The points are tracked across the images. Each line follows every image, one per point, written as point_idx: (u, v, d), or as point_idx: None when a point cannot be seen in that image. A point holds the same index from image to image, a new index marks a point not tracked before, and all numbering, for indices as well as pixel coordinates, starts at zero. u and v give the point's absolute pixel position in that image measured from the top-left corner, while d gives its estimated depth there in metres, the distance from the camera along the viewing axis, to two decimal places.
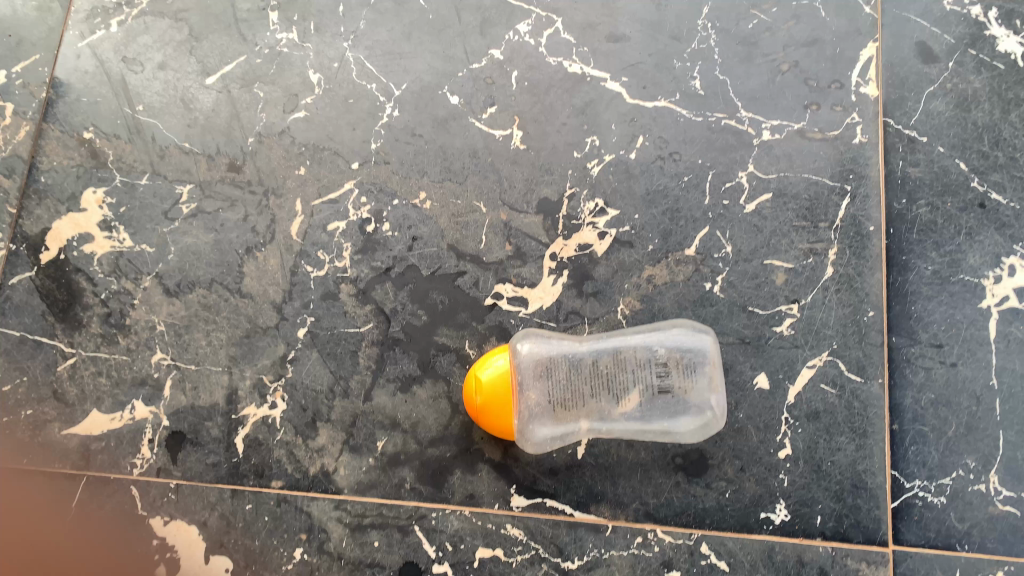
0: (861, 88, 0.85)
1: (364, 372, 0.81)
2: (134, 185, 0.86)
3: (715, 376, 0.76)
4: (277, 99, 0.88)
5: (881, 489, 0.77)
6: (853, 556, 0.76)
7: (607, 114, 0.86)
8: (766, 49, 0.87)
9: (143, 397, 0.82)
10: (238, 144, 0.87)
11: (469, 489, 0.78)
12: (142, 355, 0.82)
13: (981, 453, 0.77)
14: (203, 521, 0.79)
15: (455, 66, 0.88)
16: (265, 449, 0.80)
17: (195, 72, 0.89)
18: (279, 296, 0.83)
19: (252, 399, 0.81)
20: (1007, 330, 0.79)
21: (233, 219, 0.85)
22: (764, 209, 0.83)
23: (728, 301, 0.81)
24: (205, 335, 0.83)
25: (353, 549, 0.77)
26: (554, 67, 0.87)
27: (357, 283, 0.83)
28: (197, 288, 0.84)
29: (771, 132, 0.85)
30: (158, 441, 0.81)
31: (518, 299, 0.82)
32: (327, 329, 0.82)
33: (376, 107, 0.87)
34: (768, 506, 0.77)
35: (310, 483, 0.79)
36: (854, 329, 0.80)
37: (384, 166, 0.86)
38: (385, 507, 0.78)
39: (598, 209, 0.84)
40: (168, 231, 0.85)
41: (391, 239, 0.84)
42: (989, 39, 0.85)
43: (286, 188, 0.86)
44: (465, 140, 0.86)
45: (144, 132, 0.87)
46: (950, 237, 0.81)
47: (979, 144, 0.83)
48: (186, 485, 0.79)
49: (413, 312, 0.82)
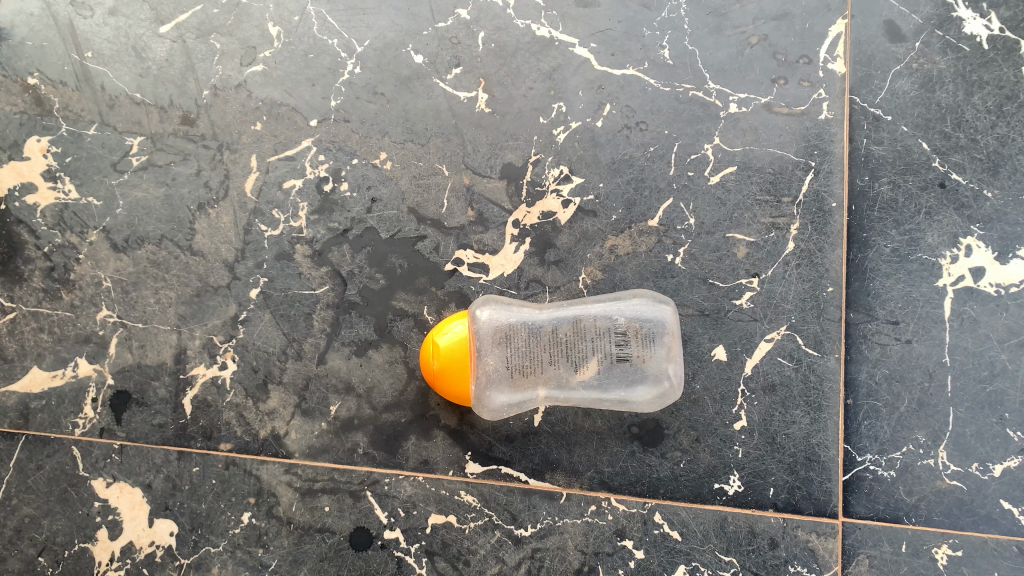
0: (828, 64, 0.85)
1: (319, 335, 0.79)
2: (81, 134, 0.83)
3: (673, 345, 0.76)
4: (234, 51, 0.85)
5: (833, 462, 0.77)
6: (803, 528, 0.76)
7: (575, 80, 0.85)
8: (736, 21, 0.86)
9: (87, 355, 0.79)
10: (192, 96, 0.84)
11: (423, 454, 0.77)
12: (86, 312, 0.79)
13: (932, 429, 0.78)
14: (148, 483, 0.77)
15: (421, 24, 0.85)
16: (214, 410, 0.78)
17: (148, 20, 0.85)
18: (232, 255, 0.81)
19: (202, 360, 0.79)
20: (962, 309, 0.80)
21: (185, 173, 0.82)
22: (729, 182, 0.83)
23: (689, 273, 0.81)
24: (153, 293, 0.80)
25: (303, 514, 0.76)
26: (522, 30, 0.85)
27: (313, 244, 0.81)
28: (146, 244, 0.81)
29: (738, 105, 0.84)
30: (102, 400, 0.78)
31: (479, 266, 0.81)
32: (281, 290, 0.80)
33: (337, 63, 0.85)
34: (722, 477, 0.77)
35: (260, 446, 0.77)
36: (812, 304, 0.80)
37: (344, 125, 0.83)
38: (337, 471, 0.76)
39: (562, 176, 0.83)
40: (116, 184, 0.82)
41: (350, 200, 0.82)
42: (956, 21, 0.85)
43: (242, 144, 0.83)
44: (428, 101, 0.84)
45: (92, 79, 0.84)
46: (910, 216, 0.82)
47: (941, 125, 0.83)
48: (131, 446, 0.77)
49: (370, 275, 0.80)
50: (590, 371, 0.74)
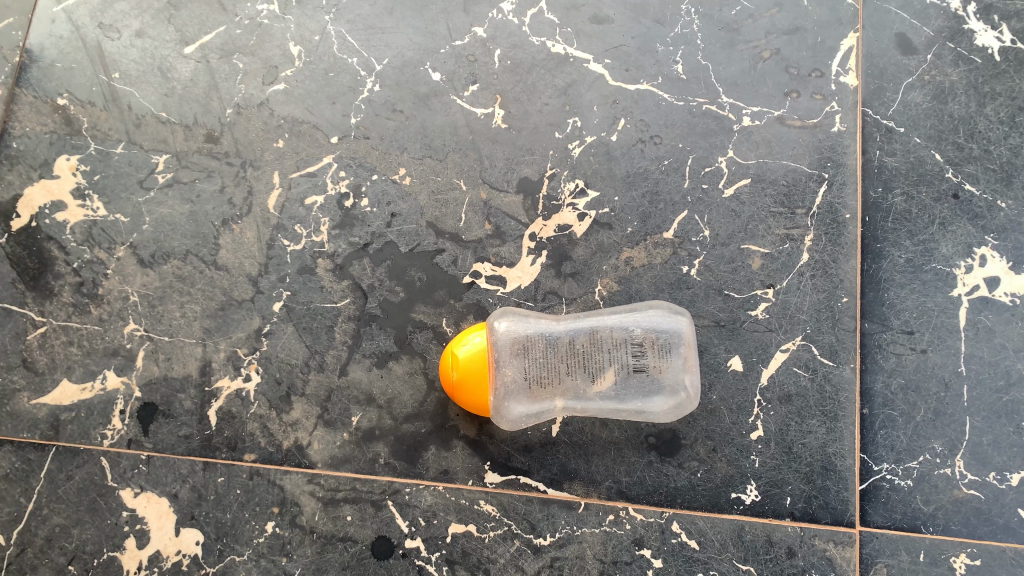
0: (840, 77, 0.86)
1: (340, 347, 0.80)
2: (109, 153, 0.85)
3: (689, 356, 0.77)
4: (257, 70, 0.87)
5: (850, 471, 0.78)
6: (820, 537, 0.77)
7: (589, 95, 0.86)
8: (748, 36, 0.87)
9: (115, 367, 0.80)
10: (216, 115, 0.86)
11: (443, 465, 0.78)
12: (114, 326, 0.81)
13: (948, 438, 0.78)
14: (174, 493, 0.78)
15: (438, 42, 0.87)
16: (238, 422, 0.79)
17: (174, 41, 0.88)
18: (255, 269, 0.82)
19: (226, 372, 0.80)
20: (977, 318, 0.80)
21: (209, 190, 0.84)
22: (743, 194, 0.84)
23: (705, 284, 0.82)
24: (179, 307, 0.82)
25: (325, 523, 0.77)
26: (537, 47, 0.87)
27: (334, 258, 0.82)
28: (172, 259, 0.83)
29: (751, 118, 0.85)
30: (129, 412, 0.80)
31: (496, 278, 0.82)
32: (303, 303, 0.81)
33: (357, 81, 0.87)
34: (739, 486, 0.78)
35: (283, 457, 0.78)
36: (827, 314, 0.81)
37: (364, 141, 0.85)
38: (359, 481, 0.78)
39: (578, 190, 0.84)
40: (143, 201, 0.84)
41: (370, 215, 0.83)
42: (967, 33, 0.86)
43: (264, 160, 0.85)
44: (445, 117, 0.86)
45: (120, 100, 0.86)
46: (924, 226, 0.82)
47: (954, 136, 0.84)
48: (158, 457, 0.79)
49: (391, 288, 0.82)
50: (607, 381, 0.75)
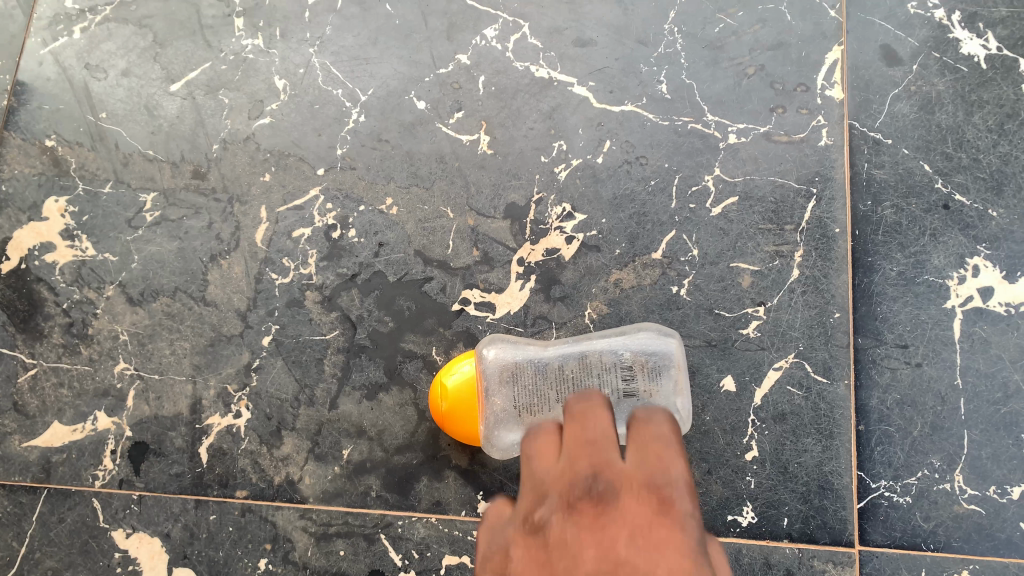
0: (826, 91, 0.85)
1: (330, 379, 0.80)
2: (97, 193, 0.85)
3: (681, 379, 0.74)
4: (243, 105, 0.87)
5: (848, 490, 0.77)
6: (820, 558, 0.75)
7: (574, 118, 0.86)
8: (731, 53, 0.87)
9: (105, 408, 0.80)
10: (203, 150, 0.86)
11: (435, 496, 0.77)
12: (104, 365, 0.81)
13: (947, 452, 0.77)
14: (166, 532, 0.78)
15: (422, 71, 0.88)
16: (229, 458, 0.79)
17: (160, 79, 0.88)
18: (244, 304, 0.82)
19: (217, 408, 0.80)
20: (972, 330, 0.79)
21: (197, 226, 0.84)
22: (731, 212, 0.83)
23: (695, 304, 0.81)
24: (168, 344, 0.82)
25: (318, 558, 0.77)
26: (521, 72, 0.87)
27: (322, 290, 0.82)
28: (161, 297, 0.83)
29: (737, 135, 0.85)
30: (120, 452, 0.80)
31: (485, 304, 0.82)
32: (292, 336, 0.81)
33: (342, 112, 0.87)
34: (735, 508, 0.77)
35: (275, 493, 0.78)
36: (820, 330, 0.80)
37: (350, 172, 0.85)
38: (351, 515, 0.77)
39: (565, 213, 0.84)
40: (131, 239, 0.84)
41: (357, 246, 0.83)
42: (952, 42, 0.85)
43: (251, 194, 0.85)
44: (431, 145, 0.86)
45: (107, 139, 0.87)
46: (915, 238, 0.81)
47: (942, 146, 0.83)
48: (150, 496, 0.79)
49: (379, 319, 0.81)
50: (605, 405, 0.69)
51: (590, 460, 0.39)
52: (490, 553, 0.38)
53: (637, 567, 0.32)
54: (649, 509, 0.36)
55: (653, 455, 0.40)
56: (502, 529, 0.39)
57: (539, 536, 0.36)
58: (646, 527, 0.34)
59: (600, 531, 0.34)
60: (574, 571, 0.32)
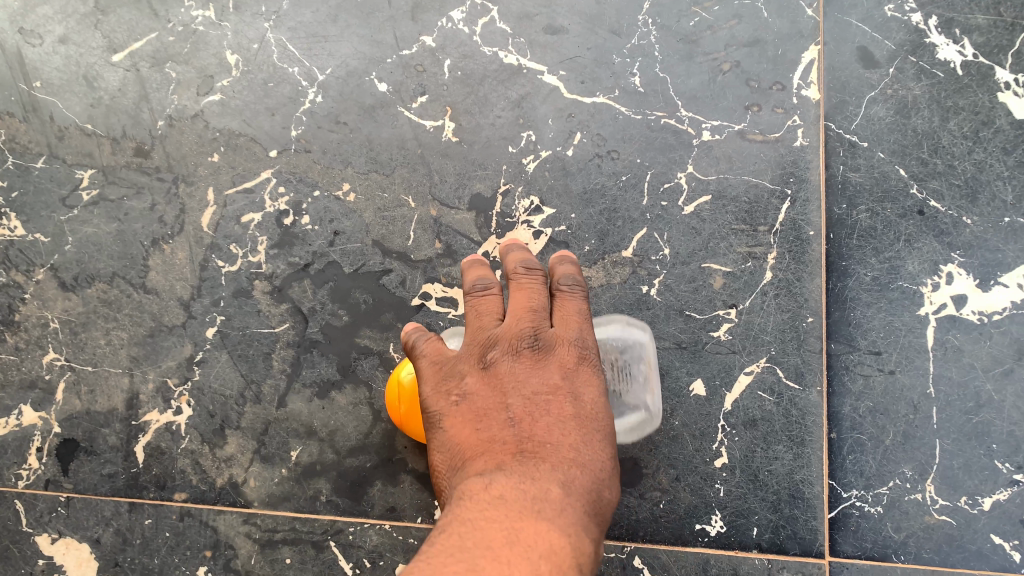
0: (802, 90, 0.83)
1: (279, 375, 0.75)
2: (28, 168, 0.79)
3: (651, 374, 0.71)
4: (191, 80, 0.82)
5: (818, 499, 0.75)
6: (789, 569, 0.73)
7: (544, 108, 0.82)
8: (707, 47, 0.84)
9: (32, 401, 0.74)
10: (146, 127, 0.80)
11: (390, 501, 0.73)
12: (31, 355, 0.75)
13: (918, 462, 0.75)
14: (96, 537, 0.72)
15: (385, 52, 0.83)
16: (168, 457, 0.73)
17: (100, 48, 0.82)
18: (187, 293, 0.77)
19: (155, 404, 0.74)
20: (944, 338, 0.78)
21: (138, 208, 0.79)
22: (703, 211, 0.81)
23: (665, 305, 0.78)
24: (103, 334, 0.76)
25: (263, 566, 0.72)
26: (489, 58, 0.83)
27: (272, 280, 0.77)
28: (96, 283, 0.77)
29: (711, 132, 0.82)
30: (48, 450, 0.74)
31: (447, 300, 0.77)
32: (239, 328, 0.76)
33: (298, 92, 0.82)
34: (704, 517, 0.75)
35: (217, 495, 0.73)
36: (792, 335, 0.78)
37: (305, 155, 0.80)
38: (299, 520, 0.72)
39: (533, 206, 0.80)
40: (65, 220, 0.78)
41: (311, 234, 0.78)
42: (928, 46, 0.84)
43: (198, 176, 0.79)
44: (392, 130, 0.81)
45: (40, 111, 0.80)
46: (889, 243, 0.80)
47: (918, 151, 0.82)
48: (79, 498, 0.73)
49: (334, 312, 0.77)
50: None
51: (531, 322, 0.58)
52: (455, 377, 0.58)
53: (572, 391, 0.57)
54: (569, 356, 0.58)
55: (566, 319, 0.60)
56: (458, 358, 0.58)
57: (498, 367, 0.57)
58: (572, 371, 0.57)
59: (544, 366, 0.57)
60: (529, 387, 0.56)
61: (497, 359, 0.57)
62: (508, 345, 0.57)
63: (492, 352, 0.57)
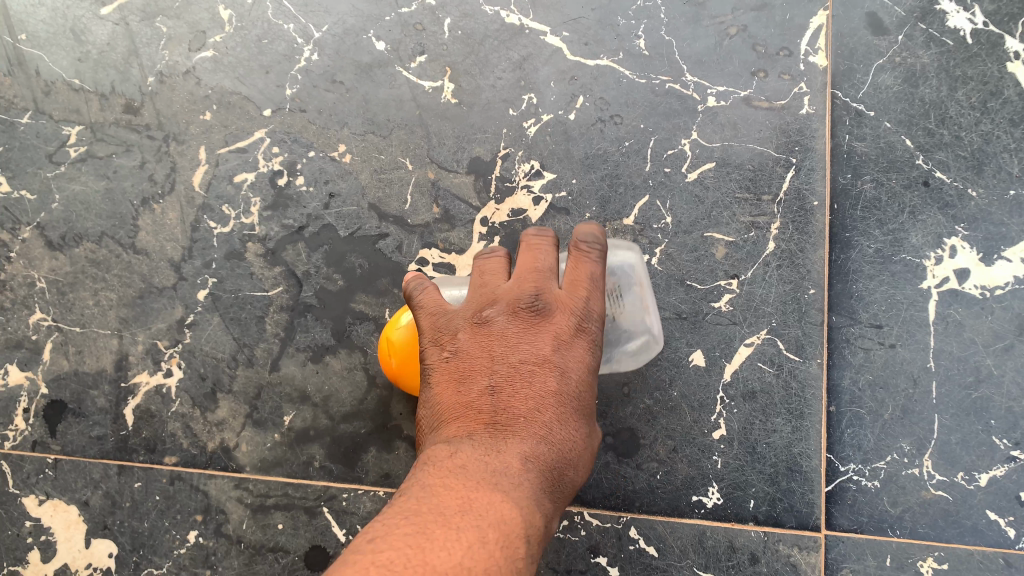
0: (810, 57, 0.81)
1: (272, 339, 0.74)
2: (14, 123, 0.77)
3: (644, 293, 0.67)
4: (182, 35, 0.79)
5: (816, 472, 0.74)
6: (785, 542, 0.73)
7: (546, 70, 0.80)
8: (714, 10, 0.82)
9: (19, 361, 0.73)
10: (135, 83, 0.78)
11: (384, 468, 0.71)
12: (18, 315, 0.74)
13: (917, 436, 0.75)
14: (84, 500, 0.71)
15: (383, 9, 0.80)
16: (158, 421, 0.72)
17: (89, 1, 0.79)
18: (178, 254, 0.75)
19: (145, 366, 0.73)
20: (946, 311, 0.77)
21: (128, 166, 0.77)
22: (707, 179, 0.79)
23: (666, 274, 0.77)
24: (91, 294, 0.74)
25: (254, 532, 0.71)
26: (490, 17, 0.81)
27: (265, 242, 0.75)
28: (84, 242, 0.75)
29: (716, 98, 0.81)
30: (35, 411, 0.72)
31: (444, 266, 0.76)
32: (231, 291, 0.74)
33: (293, 50, 0.79)
34: (700, 489, 0.74)
35: (208, 460, 0.72)
36: (794, 306, 0.77)
37: (300, 115, 0.78)
38: (292, 486, 0.71)
39: (533, 171, 0.79)
40: (52, 177, 0.76)
41: (306, 196, 0.77)
42: (938, 13, 0.82)
43: (190, 134, 0.77)
44: (390, 90, 0.79)
45: (27, 64, 0.78)
46: (893, 215, 0.79)
47: (924, 121, 0.81)
48: (66, 460, 0.71)
49: (328, 276, 0.75)
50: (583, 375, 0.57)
51: (534, 285, 0.56)
52: (449, 329, 0.56)
53: (562, 367, 0.54)
54: (568, 335, 0.55)
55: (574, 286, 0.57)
56: (455, 313, 0.57)
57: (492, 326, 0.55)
58: (565, 343, 0.55)
59: (539, 334, 0.54)
60: (517, 353, 0.54)
61: (493, 318, 0.55)
62: (507, 305, 0.55)
63: (490, 310, 0.55)
